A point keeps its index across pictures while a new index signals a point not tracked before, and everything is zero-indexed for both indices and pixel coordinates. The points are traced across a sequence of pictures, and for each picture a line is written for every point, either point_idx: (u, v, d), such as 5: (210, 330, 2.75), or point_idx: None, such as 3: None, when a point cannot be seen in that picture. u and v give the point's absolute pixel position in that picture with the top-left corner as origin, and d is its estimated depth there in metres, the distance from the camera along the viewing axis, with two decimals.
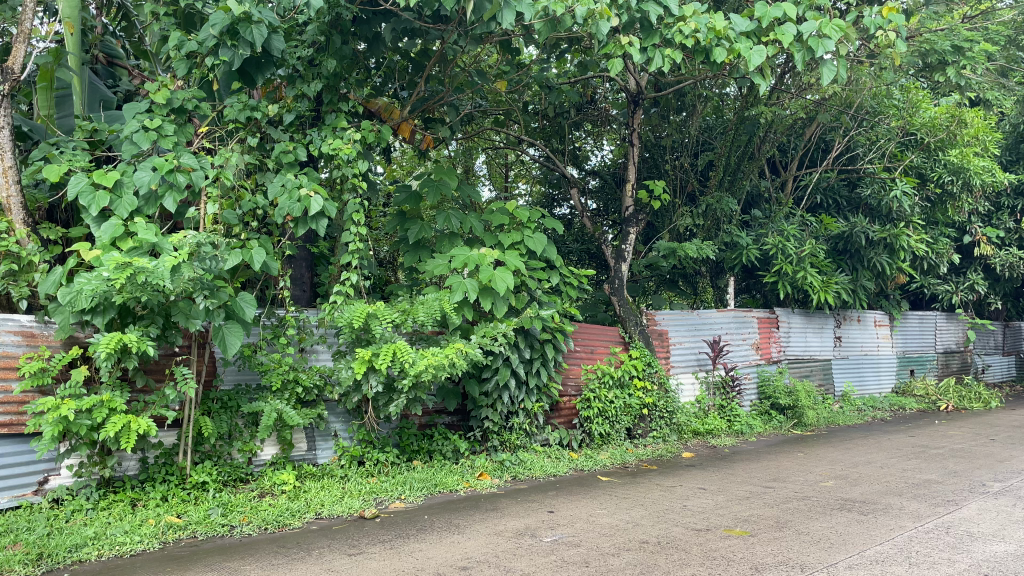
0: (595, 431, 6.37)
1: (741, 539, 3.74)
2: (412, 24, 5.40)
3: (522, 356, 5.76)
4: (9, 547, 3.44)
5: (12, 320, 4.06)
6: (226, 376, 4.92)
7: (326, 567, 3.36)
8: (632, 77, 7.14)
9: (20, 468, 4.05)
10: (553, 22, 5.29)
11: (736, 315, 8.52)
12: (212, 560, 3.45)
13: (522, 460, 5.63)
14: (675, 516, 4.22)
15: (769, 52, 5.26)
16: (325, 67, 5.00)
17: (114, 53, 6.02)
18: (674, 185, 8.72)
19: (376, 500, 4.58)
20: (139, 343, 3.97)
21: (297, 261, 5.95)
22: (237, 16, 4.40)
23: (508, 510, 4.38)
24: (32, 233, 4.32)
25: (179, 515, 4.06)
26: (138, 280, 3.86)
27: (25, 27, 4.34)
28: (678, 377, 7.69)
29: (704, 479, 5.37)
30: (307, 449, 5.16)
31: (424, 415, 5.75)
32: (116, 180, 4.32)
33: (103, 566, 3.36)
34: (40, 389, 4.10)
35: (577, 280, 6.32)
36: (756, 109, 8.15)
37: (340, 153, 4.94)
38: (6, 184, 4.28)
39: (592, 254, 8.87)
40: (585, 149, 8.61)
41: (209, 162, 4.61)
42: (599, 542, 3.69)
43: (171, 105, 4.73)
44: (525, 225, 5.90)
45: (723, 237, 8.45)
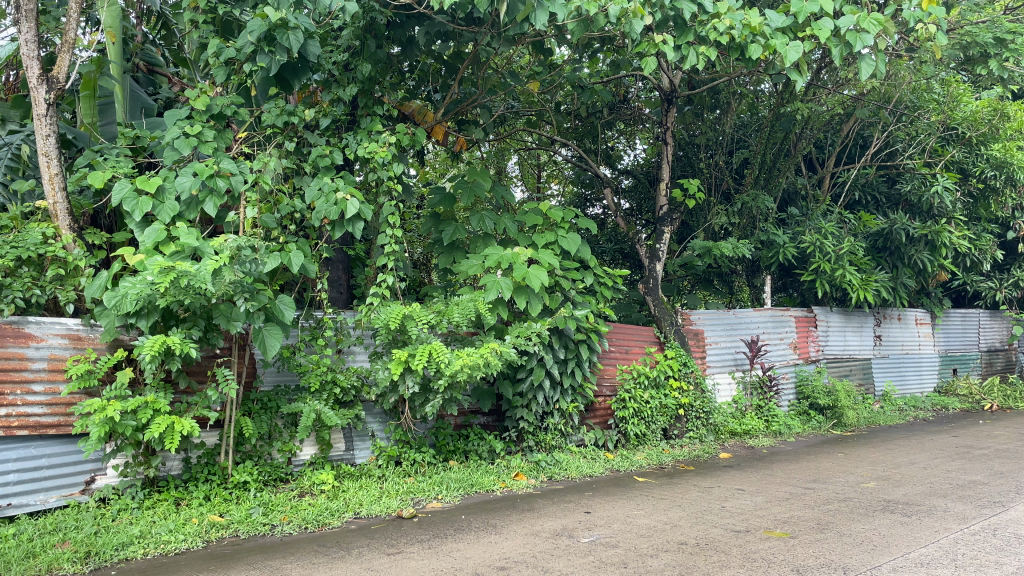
0: (631, 432, 6.34)
1: (782, 541, 3.70)
2: (445, 27, 5.35)
3: (556, 357, 5.75)
4: (57, 546, 3.52)
5: (59, 324, 4.15)
6: (265, 377, 4.99)
7: (366, 567, 3.38)
8: (666, 76, 7.09)
9: (67, 468, 4.14)
10: (586, 21, 5.25)
11: (774, 314, 8.42)
12: (254, 559, 3.49)
13: (558, 461, 5.61)
14: (713, 517, 4.19)
15: (806, 47, 5.15)
16: (360, 71, 5.07)
17: (154, 62, 6.17)
18: (709, 184, 8.63)
19: (414, 500, 4.61)
20: (183, 346, 4.04)
21: (334, 263, 6.07)
22: (274, 22, 4.44)
23: (545, 511, 4.38)
24: (78, 238, 4.41)
25: (222, 514, 4.13)
26: (181, 283, 3.94)
27: (70, 36, 4.45)
28: (714, 377, 7.62)
29: (742, 479, 5.32)
30: (345, 449, 5.22)
31: (459, 415, 5.77)
32: (158, 186, 4.40)
33: (147, 565, 3.42)
34: (86, 391, 4.21)
35: (612, 280, 6.28)
36: (791, 105, 8.10)
37: (375, 156, 4.99)
38: (53, 191, 4.39)
39: (625, 254, 8.85)
40: (618, 148, 8.57)
41: (248, 166, 4.67)
42: (636, 543, 3.68)
43: (210, 111, 4.80)
44: (558, 225, 5.90)
45: (759, 236, 8.36)
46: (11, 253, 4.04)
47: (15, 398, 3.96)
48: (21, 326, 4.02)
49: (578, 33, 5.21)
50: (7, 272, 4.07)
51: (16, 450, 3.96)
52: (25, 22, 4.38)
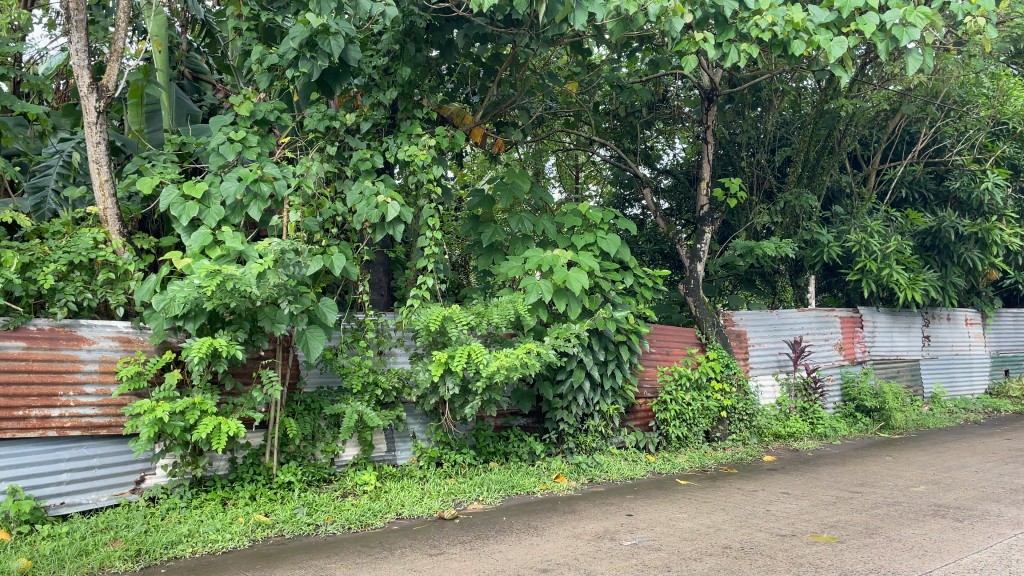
0: (673, 434, 6.27)
1: (829, 546, 3.63)
2: (484, 29, 5.35)
3: (596, 358, 5.72)
4: (110, 544, 3.61)
5: (111, 327, 4.26)
6: (309, 378, 5.07)
7: (409, 567, 3.40)
8: (706, 74, 7.03)
9: (118, 467, 4.24)
10: (626, 20, 5.20)
11: (818, 314, 8.29)
12: (299, 558, 3.54)
13: (598, 463, 5.57)
14: (757, 521, 4.13)
15: (850, 42, 5.05)
16: (400, 75, 5.13)
17: (199, 69, 6.35)
18: (750, 183, 8.52)
19: (455, 501, 4.63)
20: (229, 348, 4.10)
21: (375, 266, 6.14)
22: (316, 28, 4.50)
23: (586, 514, 4.35)
24: (127, 243, 4.52)
25: (268, 514, 4.19)
26: (227, 287, 4.01)
27: (119, 46, 4.56)
28: (757, 378, 7.52)
29: (786, 483, 5.22)
30: (387, 450, 5.27)
31: (499, 417, 5.79)
32: (204, 191, 4.48)
33: (195, 563, 3.48)
34: (137, 392, 4.30)
35: (653, 281, 6.23)
36: (835, 102, 7.97)
37: (415, 159, 5.02)
38: (103, 197, 4.51)
39: (665, 254, 8.77)
40: (657, 148, 8.49)
41: (291, 171, 4.73)
42: (680, 547, 3.64)
43: (254, 117, 4.89)
44: (598, 226, 5.87)
45: (802, 236, 8.21)
46: (63, 258, 4.15)
47: (68, 399, 4.07)
48: (74, 329, 4.14)
49: (617, 32, 5.18)
50: (60, 276, 4.18)
51: (68, 451, 4.07)
52: (75, 32, 4.49)
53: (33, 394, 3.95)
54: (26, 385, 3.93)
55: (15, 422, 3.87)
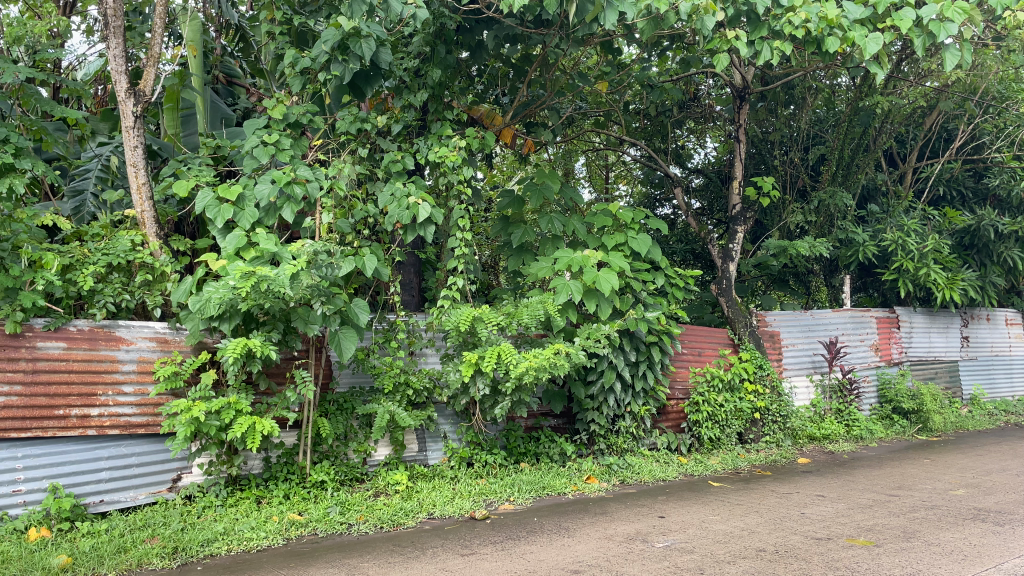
0: (705, 436, 6.21)
1: (866, 549, 3.57)
2: (515, 30, 5.36)
3: (627, 359, 5.70)
4: (148, 541, 3.67)
5: (148, 327, 4.33)
6: (342, 378, 5.12)
7: (441, 567, 3.41)
8: (739, 72, 6.97)
9: (155, 466, 4.31)
10: (656, 19, 5.14)
11: (854, 314, 8.18)
12: (333, 557, 3.57)
13: (630, 464, 5.54)
14: (792, 524, 4.08)
15: (886, 39, 4.95)
16: (431, 77, 5.15)
17: (233, 73, 6.44)
18: (784, 181, 8.42)
19: (486, 501, 4.63)
20: (263, 348, 4.15)
21: (406, 267, 6.22)
22: (347, 31, 4.54)
23: (618, 515, 4.34)
24: (164, 245, 4.60)
25: (301, 513, 4.22)
26: (261, 288, 4.06)
27: (155, 51, 4.64)
28: (792, 380, 7.43)
29: (821, 486, 5.15)
30: (419, 450, 5.30)
31: (530, 418, 5.79)
32: (239, 193, 4.54)
33: (231, 561, 3.53)
34: (173, 392, 4.37)
35: (684, 281, 6.19)
36: (870, 99, 7.87)
37: (445, 160, 5.04)
38: (141, 200, 4.60)
39: (697, 254, 8.71)
40: (688, 147, 8.43)
41: (324, 173, 4.78)
42: (713, 549, 3.61)
43: (287, 120, 4.93)
44: (629, 226, 5.85)
45: (837, 235, 8.08)
46: (102, 260, 4.23)
47: (107, 399, 4.15)
48: (112, 329, 4.21)
49: (648, 32, 5.14)
50: (99, 278, 4.26)
51: (107, 449, 4.15)
52: (113, 38, 4.58)
53: (73, 394, 4.03)
54: (67, 384, 4.02)
55: (56, 421, 3.96)
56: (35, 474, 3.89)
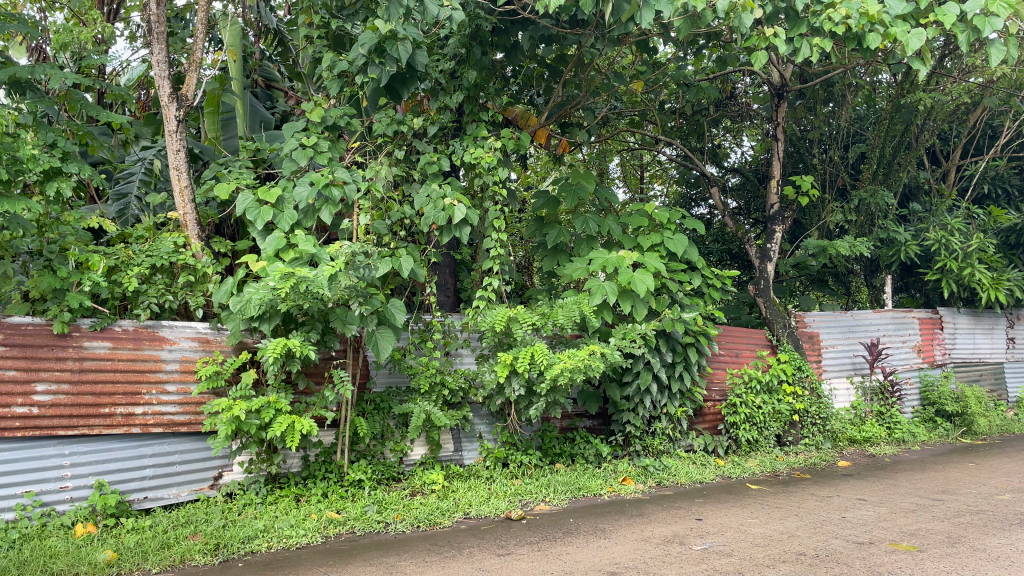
0: (743, 438, 6.14)
1: (910, 555, 3.51)
2: (550, 30, 5.35)
3: (664, 360, 5.66)
4: (190, 538, 3.74)
5: (190, 328, 4.41)
6: (378, 378, 5.17)
7: (477, 567, 3.42)
8: (776, 70, 6.90)
9: (198, 463, 4.40)
10: (693, 17, 5.09)
11: (895, 315, 8.04)
12: (370, 555, 3.61)
13: (666, 466, 5.50)
14: (833, 528, 4.02)
15: (929, 34, 4.84)
16: (466, 78, 5.16)
17: (271, 77, 6.48)
18: (823, 180, 8.31)
19: (521, 502, 4.64)
20: (302, 348, 4.21)
21: (441, 268, 6.29)
22: (384, 33, 4.57)
23: (654, 517, 4.31)
24: (206, 247, 4.69)
25: (339, 511, 4.27)
26: (300, 288, 4.12)
27: (196, 57, 4.72)
28: (831, 382, 7.32)
29: (862, 489, 5.07)
30: (454, 450, 5.33)
31: (565, 418, 5.79)
32: (278, 196, 4.60)
33: (271, 558, 3.57)
34: (215, 391, 4.45)
35: (721, 282, 6.13)
36: (912, 96, 7.73)
37: (481, 161, 5.06)
38: (183, 203, 4.70)
39: (734, 254, 8.62)
40: (725, 145, 8.35)
41: (361, 175, 4.83)
42: (752, 553, 3.57)
43: (325, 123, 4.98)
44: (664, 226, 5.81)
45: (878, 234, 7.93)
46: (146, 261, 4.31)
47: (151, 397, 4.24)
48: (156, 329, 4.30)
49: (684, 30, 5.08)
50: (143, 279, 4.34)
51: (151, 447, 4.24)
52: (156, 44, 4.67)
53: (119, 392, 4.13)
54: (113, 383, 4.11)
55: (102, 419, 4.06)
56: (82, 471, 3.99)
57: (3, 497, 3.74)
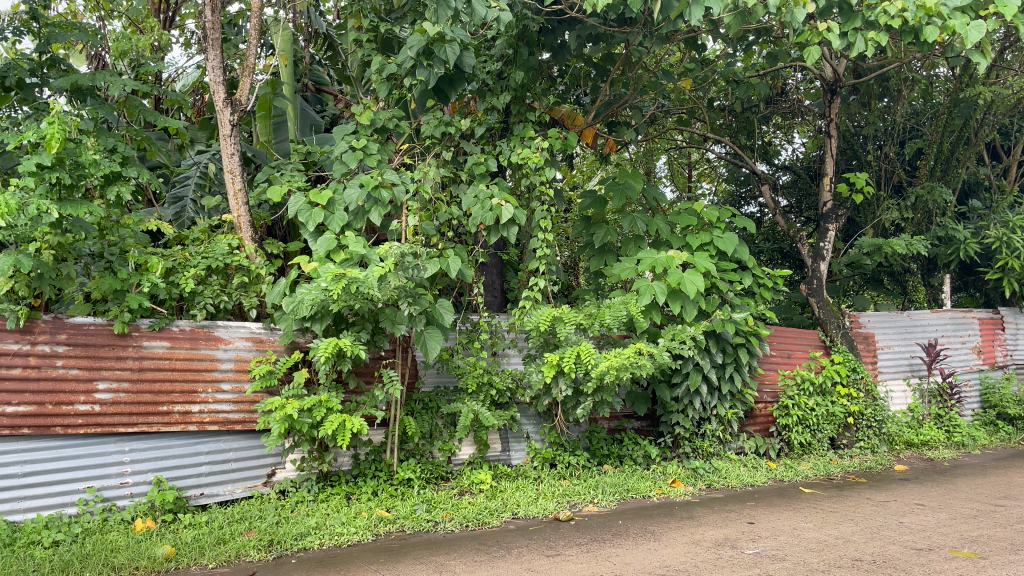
0: (795, 441, 6.04)
1: (970, 562, 3.40)
2: (597, 30, 5.34)
3: (714, 361, 5.58)
4: (245, 534, 3.82)
5: (244, 328, 4.51)
6: (427, 378, 5.21)
7: (526, 567, 3.43)
8: (829, 65, 6.75)
9: (252, 461, 4.50)
10: (744, 13, 5.01)
11: (954, 316, 7.81)
12: (420, 554, 3.64)
13: (716, 469, 5.43)
14: (890, 533, 3.92)
15: (990, 26, 4.68)
16: (513, 79, 5.16)
17: (321, 81, 6.71)
18: (878, 177, 8.13)
19: (570, 502, 4.62)
20: (353, 348, 4.26)
21: (488, 268, 6.35)
22: (432, 36, 4.59)
23: (705, 520, 4.26)
24: (259, 248, 4.80)
25: (389, 510, 4.31)
26: (351, 289, 4.18)
27: (250, 62, 4.83)
28: (887, 384, 7.15)
29: (920, 494, 4.94)
30: (502, 449, 5.35)
31: (613, 419, 5.77)
32: (329, 198, 4.67)
33: (323, 555, 3.63)
34: (268, 390, 4.53)
35: (772, 282, 6.02)
36: (971, 90, 7.51)
37: (528, 162, 5.07)
38: (237, 205, 4.81)
39: (785, 253, 8.45)
40: (775, 143, 8.22)
41: (410, 176, 4.87)
42: (806, 557, 3.51)
43: (374, 125, 5.03)
44: (714, 225, 5.73)
45: (936, 232, 7.71)
46: (202, 263, 4.42)
47: (207, 396, 4.34)
48: (212, 329, 4.40)
49: (734, 26, 5.01)
50: (200, 280, 4.45)
51: (207, 444, 4.34)
52: (211, 50, 4.77)
53: (176, 391, 4.23)
54: (170, 382, 4.22)
55: (160, 417, 4.17)
56: (141, 467, 4.11)
57: (65, 492, 3.89)
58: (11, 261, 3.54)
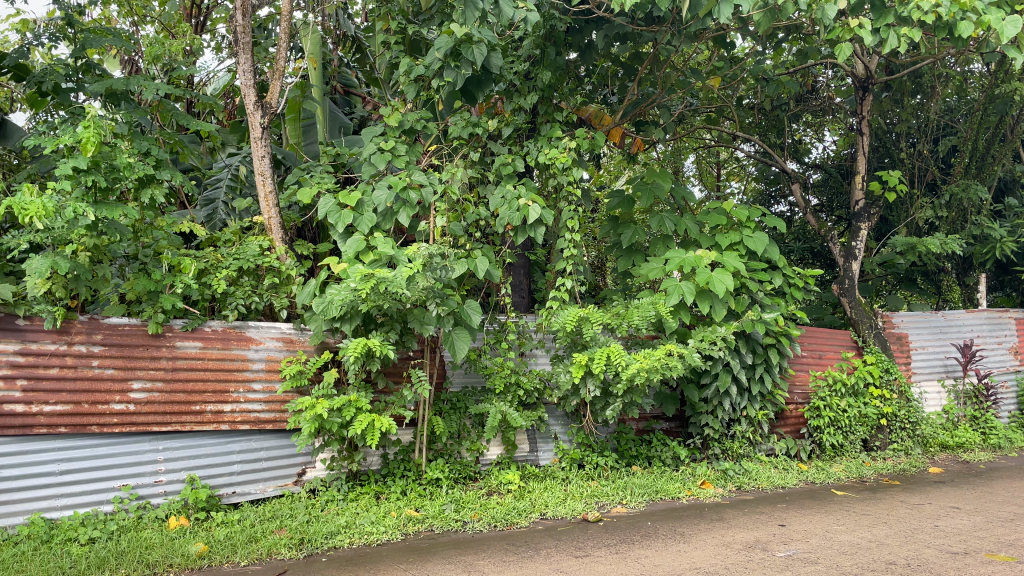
0: (827, 442, 5.97)
1: (1009, 566, 3.34)
2: (625, 29, 5.33)
3: (743, 361, 5.53)
4: (276, 532, 3.86)
5: (275, 328, 4.55)
6: (454, 378, 5.23)
7: (555, 567, 3.43)
8: (861, 61, 6.66)
9: (283, 460, 4.55)
10: (774, 10, 4.96)
11: (990, 316, 7.66)
12: (449, 553, 3.65)
13: (746, 470, 5.38)
14: (925, 537, 3.85)
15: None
16: (540, 79, 5.15)
17: (350, 83, 6.77)
18: (911, 175, 8.00)
19: (598, 503, 4.61)
20: (382, 348, 4.29)
21: (515, 269, 6.37)
22: (459, 38, 4.61)
23: (735, 522, 4.22)
24: (289, 249, 4.84)
25: (418, 509, 4.33)
26: (380, 289, 4.20)
27: (280, 65, 4.87)
28: (921, 385, 7.04)
29: (956, 497, 4.85)
30: (530, 450, 5.36)
31: (642, 420, 5.75)
32: (358, 199, 4.70)
33: (353, 554, 3.66)
34: (298, 390, 4.57)
35: (803, 281, 5.95)
36: (1007, 86, 7.37)
37: (555, 162, 5.06)
38: (268, 207, 4.85)
39: (816, 253, 8.35)
40: (806, 141, 8.14)
41: (437, 178, 4.89)
42: (839, 561, 3.47)
43: (402, 127, 5.04)
44: (744, 225, 5.67)
45: (971, 230, 7.57)
46: (234, 264, 4.47)
47: (239, 395, 4.39)
48: (243, 330, 4.45)
49: (764, 23, 4.97)
50: (231, 281, 4.50)
51: (239, 443, 4.40)
52: (242, 53, 4.82)
53: (209, 390, 4.29)
54: (203, 382, 4.28)
55: (193, 416, 4.22)
56: (175, 466, 4.17)
57: (101, 490, 3.96)
58: (50, 262, 3.61)
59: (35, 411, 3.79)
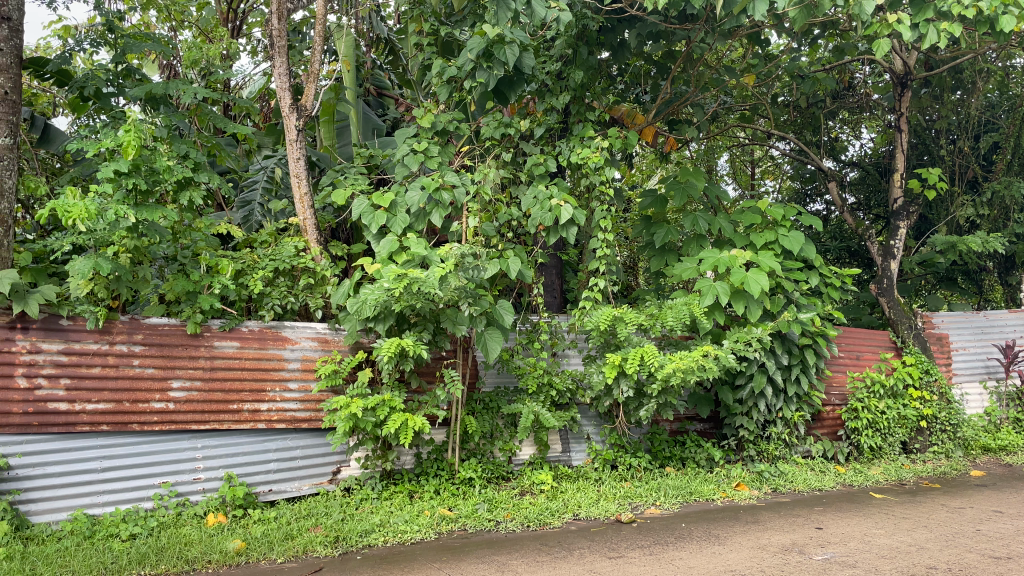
0: (865, 445, 5.87)
1: None
2: (658, 27, 5.31)
3: (779, 362, 5.46)
4: (312, 530, 3.91)
5: (310, 328, 4.61)
6: (487, 378, 5.24)
7: (589, 568, 3.43)
8: (899, 57, 6.55)
9: (318, 458, 4.61)
10: (810, 7, 4.89)
11: None
12: (482, 553, 3.67)
13: (782, 472, 5.32)
14: (966, 541, 3.78)
15: None
16: (573, 79, 5.13)
17: (383, 85, 6.80)
18: (952, 172, 7.85)
19: (632, 504, 4.59)
20: (415, 348, 4.31)
21: (548, 269, 6.37)
22: (491, 38, 4.62)
23: (771, 524, 4.18)
24: (324, 250, 4.89)
25: (451, 508, 4.35)
26: (413, 289, 4.23)
27: (315, 68, 4.92)
28: (962, 387, 6.93)
29: (999, 501, 4.74)
30: (562, 450, 5.36)
31: (676, 421, 5.73)
32: (391, 200, 4.74)
33: (387, 552, 3.69)
34: (333, 389, 4.62)
35: (841, 281, 5.87)
36: None
37: (587, 161, 5.04)
38: (303, 208, 4.91)
39: (853, 252, 8.23)
40: (842, 139, 7.91)
41: (470, 178, 4.90)
42: (877, 564, 3.41)
43: (435, 128, 5.07)
44: (779, 224, 5.59)
45: (1014, 228, 7.41)
46: (270, 265, 4.54)
47: (275, 394, 4.45)
48: (279, 330, 4.51)
49: (801, 20, 4.90)
50: (268, 282, 4.57)
51: (275, 442, 4.46)
52: (278, 57, 4.88)
53: (246, 389, 4.36)
54: (240, 381, 4.34)
55: (230, 415, 4.29)
56: (213, 464, 4.24)
57: (141, 487, 4.03)
58: (92, 264, 3.70)
59: (78, 410, 3.87)
